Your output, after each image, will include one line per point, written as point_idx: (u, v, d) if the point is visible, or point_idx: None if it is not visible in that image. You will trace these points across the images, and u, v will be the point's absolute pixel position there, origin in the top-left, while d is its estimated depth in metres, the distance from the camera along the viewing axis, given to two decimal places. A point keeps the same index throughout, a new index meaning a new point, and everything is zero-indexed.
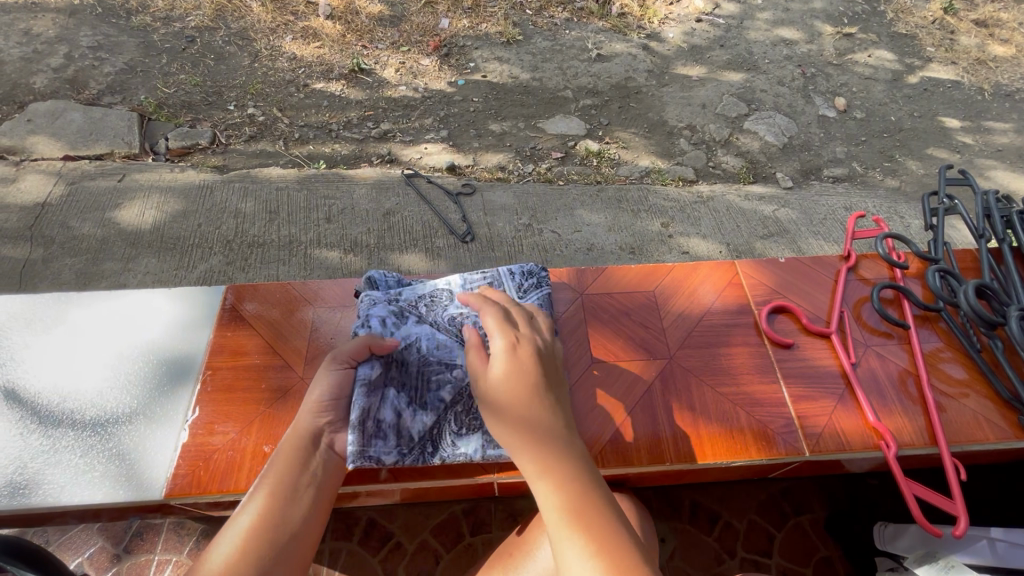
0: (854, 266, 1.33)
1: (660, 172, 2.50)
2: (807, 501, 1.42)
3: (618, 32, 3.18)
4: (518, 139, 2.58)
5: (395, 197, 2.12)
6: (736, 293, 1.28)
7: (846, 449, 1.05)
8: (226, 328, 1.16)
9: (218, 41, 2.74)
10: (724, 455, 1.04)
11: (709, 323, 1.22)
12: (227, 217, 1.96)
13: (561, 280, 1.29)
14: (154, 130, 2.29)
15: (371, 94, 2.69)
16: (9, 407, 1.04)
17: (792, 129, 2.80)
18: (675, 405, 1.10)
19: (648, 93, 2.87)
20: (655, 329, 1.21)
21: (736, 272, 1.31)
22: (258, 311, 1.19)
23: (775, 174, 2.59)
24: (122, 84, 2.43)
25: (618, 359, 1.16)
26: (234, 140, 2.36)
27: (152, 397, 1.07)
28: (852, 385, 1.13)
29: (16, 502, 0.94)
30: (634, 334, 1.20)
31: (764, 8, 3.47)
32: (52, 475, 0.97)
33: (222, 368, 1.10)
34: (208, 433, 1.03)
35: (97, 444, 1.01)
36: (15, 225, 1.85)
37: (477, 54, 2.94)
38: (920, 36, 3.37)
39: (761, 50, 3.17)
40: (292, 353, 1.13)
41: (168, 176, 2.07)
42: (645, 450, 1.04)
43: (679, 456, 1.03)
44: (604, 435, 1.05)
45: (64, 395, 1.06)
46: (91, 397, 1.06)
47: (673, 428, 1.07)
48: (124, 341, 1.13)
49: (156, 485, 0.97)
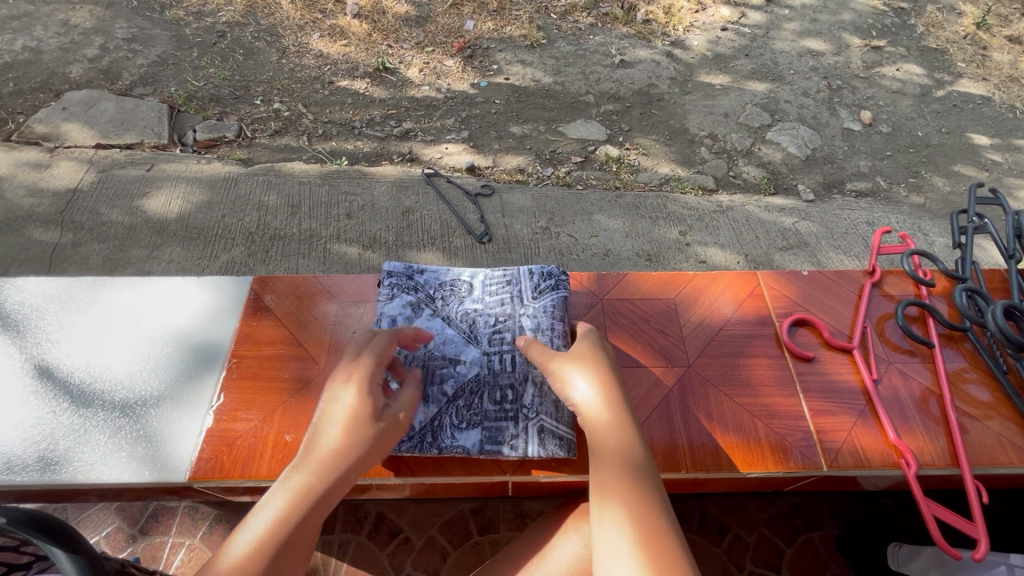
0: (878, 281, 1.31)
1: (680, 180, 2.49)
2: (818, 517, 1.40)
3: (642, 38, 3.18)
4: (538, 142, 2.59)
5: (414, 195, 2.14)
6: (757, 304, 1.27)
7: (865, 465, 1.04)
8: (252, 318, 1.18)
9: (247, 36, 2.80)
10: (741, 466, 1.03)
11: (729, 333, 1.22)
12: (250, 209, 1.99)
13: (581, 284, 1.29)
14: (183, 122, 2.34)
15: (394, 93, 2.72)
16: (42, 385, 1.07)
17: (815, 141, 2.77)
18: (693, 414, 1.09)
19: (671, 101, 2.86)
20: (675, 336, 1.21)
21: (758, 283, 1.30)
22: (284, 302, 1.21)
23: (797, 187, 2.56)
24: (154, 76, 2.48)
25: (637, 365, 1.16)
26: (260, 134, 2.40)
27: (179, 382, 1.09)
28: (873, 401, 1.11)
29: (47, 477, 0.97)
30: (654, 340, 1.20)
31: (791, 18, 3.44)
32: (81, 454, 1.00)
33: (247, 357, 1.13)
34: (232, 419, 1.05)
35: (127, 425, 1.03)
36: (47, 209, 1.90)
37: (501, 57, 2.96)
38: (951, 51, 3.32)
39: (787, 60, 3.14)
40: (315, 345, 1.15)
41: (195, 167, 2.12)
42: (661, 457, 1.04)
43: (697, 466, 1.03)
44: None
45: (95, 376, 1.09)
46: (121, 380, 1.09)
47: (690, 436, 1.06)
48: (156, 325, 1.16)
49: (180, 468, 0.99)
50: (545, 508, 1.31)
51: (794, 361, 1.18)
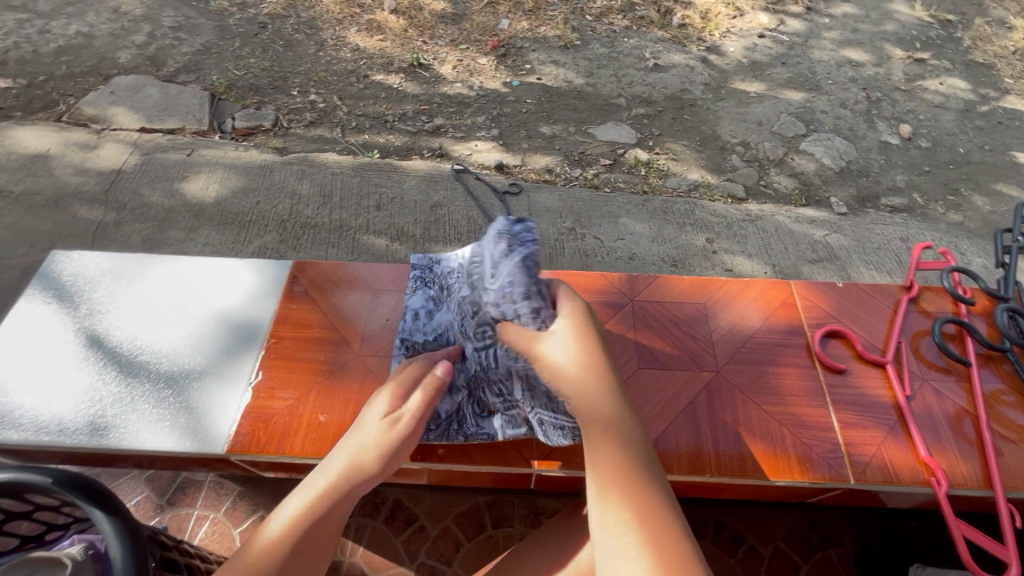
0: (916, 297, 1.29)
1: (709, 187, 2.46)
2: (836, 534, 1.38)
3: (677, 43, 3.15)
4: (567, 143, 2.59)
5: (443, 190, 2.16)
6: (789, 313, 1.26)
7: (894, 482, 1.02)
8: (292, 301, 1.22)
9: (288, 28, 2.86)
10: (767, 473, 1.02)
11: (759, 341, 1.21)
12: (284, 197, 2.04)
13: (612, 283, 1.29)
14: (223, 109, 2.41)
15: (427, 89, 2.75)
16: (92, 353, 1.11)
17: (851, 153, 2.71)
18: (720, 419, 1.09)
19: (704, 107, 2.83)
20: (704, 341, 1.20)
21: (790, 292, 1.29)
22: (323, 288, 1.24)
23: (829, 199, 2.52)
24: (197, 64, 2.56)
25: (665, 367, 1.16)
26: (295, 124, 2.46)
27: (221, 358, 1.13)
28: (906, 418, 1.09)
29: (95, 441, 1.01)
30: (682, 344, 1.19)
31: (831, 28, 3.37)
32: (125, 422, 1.04)
33: (285, 338, 1.16)
34: (269, 397, 1.08)
35: (170, 397, 1.08)
36: (93, 188, 1.97)
37: (534, 56, 2.97)
38: (998, 66, 3.22)
39: (825, 71, 3.08)
40: (350, 330, 1.18)
41: (233, 154, 2.18)
42: (686, 460, 1.03)
43: (721, 471, 1.02)
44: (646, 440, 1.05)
45: (142, 348, 1.13)
46: (166, 353, 1.13)
47: (716, 441, 1.06)
48: (200, 303, 1.20)
49: (220, 440, 1.03)
50: (559, 507, 1.31)
51: (825, 373, 1.16)
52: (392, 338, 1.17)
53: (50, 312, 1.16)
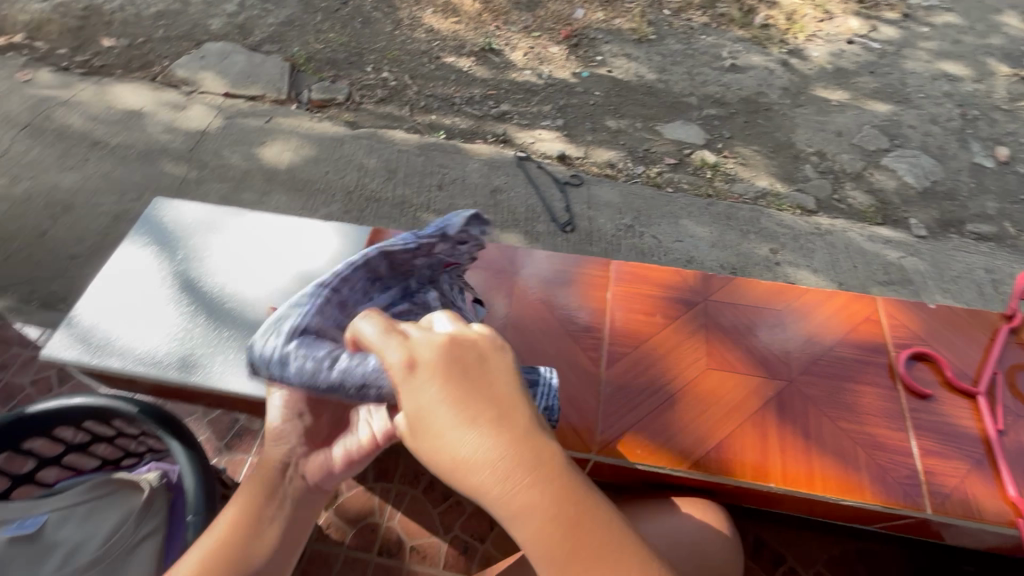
0: (1017, 328, 1.20)
1: (777, 196, 2.37)
2: (885, 568, 1.32)
3: (757, 43, 3.02)
4: (633, 139, 2.54)
5: (505, 175, 2.17)
6: (873, 329, 1.19)
7: (975, 519, 0.97)
8: None
9: (367, 6, 2.93)
10: (836, 491, 0.98)
11: (838, 355, 1.16)
12: (352, 170, 2.11)
13: (686, 280, 1.26)
14: (301, 81, 2.50)
15: (497, 74, 2.76)
16: (184, 294, 1.12)
17: (937, 173, 2.53)
18: (790, 430, 1.05)
19: (781, 112, 2.71)
20: (779, 349, 1.16)
21: (876, 309, 1.23)
22: None
23: (908, 220, 2.36)
24: (281, 36, 2.66)
25: (734, 371, 1.12)
26: (367, 100, 2.52)
27: None
28: (995, 455, 1.03)
29: (185, 377, 1.02)
30: (755, 349, 1.16)
31: (929, 37, 3.15)
32: (213, 362, 1.05)
33: None
34: None
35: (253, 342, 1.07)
36: (179, 146, 2.10)
37: (606, 48, 2.92)
38: None
39: (918, 82, 2.89)
40: None
41: (307, 124, 2.26)
42: (750, 467, 1.01)
43: (787, 482, 0.99)
44: (711, 441, 1.03)
45: (227, 293, 1.13)
46: (250, 300, 1.12)
47: (784, 452, 1.03)
48: (292, 259, 1.18)
49: None
50: None
51: (908, 396, 1.10)
52: None
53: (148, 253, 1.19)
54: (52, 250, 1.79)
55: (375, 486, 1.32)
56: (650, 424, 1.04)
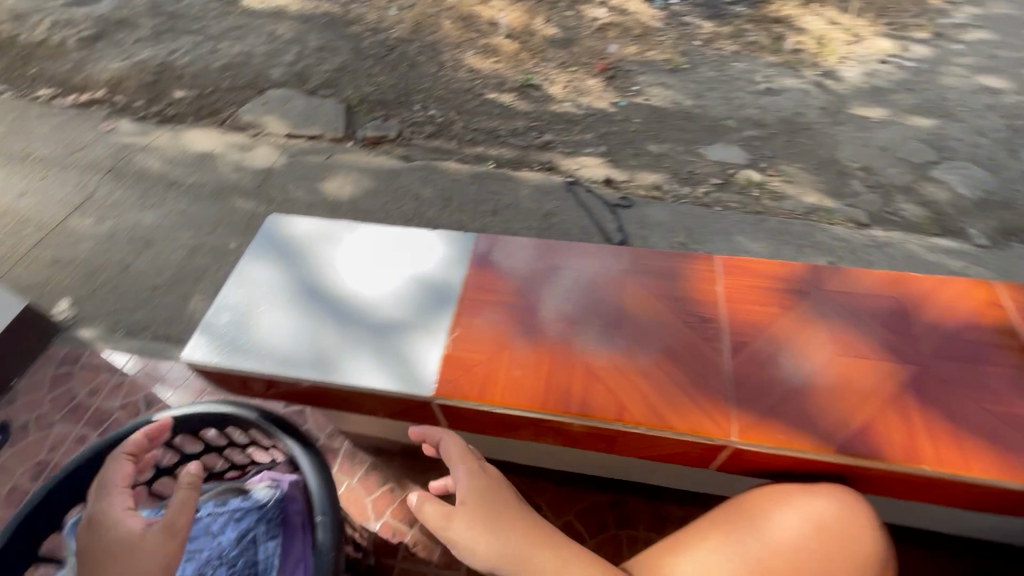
0: None
1: (827, 211, 2.35)
2: None
3: (789, 67, 3.08)
4: (676, 162, 2.58)
5: (555, 200, 2.23)
6: (995, 314, 1.10)
7: None
8: (482, 258, 1.12)
9: (412, 51, 3.09)
10: (991, 473, 0.89)
11: (967, 339, 1.06)
12: (408, 199, 2.20)
13: (796, 269, 1.17)
14: (356, 121, 2.64)
15: (538, 107, 2.86)
16: (309, 297, 1.06)
17: (991, 184, 2.48)
18: (933, 413, 0.96)
19: (820, 130, 2.71)
20: (902, 333, 1.07)
21: (992, 292, 1.14)
22: (507, 248, 1.14)
23: (966, 230, 2.31)
24: (335, 81, 2.83)
25: (862, 356, 1.03)
26: (417, 136, 2.64)
27: (425, 309, 1.04)
28: None
29: (318, 375, 0.95)
30: (881, 333, 1.06)
31: (960, 53, 3.15)
32: (348, 362, 0.97)
33: (476, 295, 1.06)
34: (464, 344, 0.99)
35: (380, 340, 1.00)
36: (248, 183, 2.22)
37: (641, 79, 3.03)
38: None
39: (956, 97, 2.87)
40: (536, 291, 1.07)
41: (364, 159, 2.38)
42: (898, 445, 0.92)
43: (939, 464, 0.90)
44: (852, 424, 0.94)
45: (351, 296, 1.06)
46: (374, 303, 1.06)
47: (929, 428, 0.94)
48: (410, 263, 1.11)
49: (429, 382, 0.94)
50: (688, 516, 1.27)
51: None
52: (579, 299, 1.06)
53: (263, 261, 1.12)
54: (135, 282, 1.88)
55: (457, 503, 1.31)
56: (788, 410, 0.95)
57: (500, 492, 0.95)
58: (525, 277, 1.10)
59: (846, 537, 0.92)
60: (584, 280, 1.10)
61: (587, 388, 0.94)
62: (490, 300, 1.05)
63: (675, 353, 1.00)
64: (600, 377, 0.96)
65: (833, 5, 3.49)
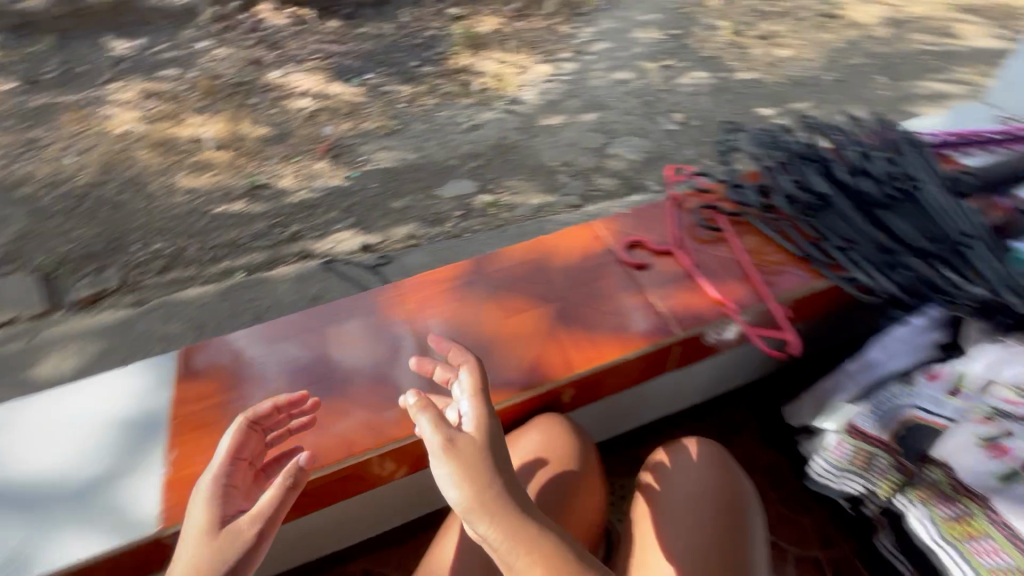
0: (680, 203, 1.58)
1: (550, 206, 2.82)
2: (732, 417, 1.57)
3: (481, 104, 3.59)
4: (422, 208, 2.80)
5: (317, 283, 2.25)
6: (598, 241, 1.48)
7: (702, 319, 1.29)
8: (183, 381, 1.26)
9: (109, 193, 2.79)
10: (616, 352, 1.24)
11: (585, 268, 1.42)
12: (154, 342, 2.01)
13: (462, 271, 1.45)
14: (62, 286, 2.33)
15: (274, 204, 2.82)
16: None
17: (648, 146, 3.24)
18: (574, 329, 1.29)
19: (523, 147, 3.22)
20: (543, 283, 1.40)
21: (596, 227, 1.53)
22: (208, 361, 1.29)
23: (647, 184, 2.99)
24: (17, 254, 2.46)
25: (519, 314, 1.34)
26: (146, 277, 2.39)
27: (122, 457, 1.14)
28: (694, 275, 1.38)
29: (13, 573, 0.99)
30: (530, 291, 1.38)
31: (598, 59, 4.00)
32: (50, 546, 1.03)
33: (185, 416, 1.20)
34: (185, 465, 1.12)
35: (80, 508, 1.07)
36: None
37: (363, 148, 3.22)
38: (722, 54, 4.02)
39: (606, 93, 3.66)
40: (250, 386, 1.25)
41: (87, 322, 2.14)
42: (560, 365, 1.23)
43: (583, 363, 1.23)
44: (525, 364, 1.24)
45: (33, 482, 1.11)
46: (61, 478, 1.12)
47: (573, 342, 1.27)
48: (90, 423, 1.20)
49: (144, 521, 1.05)
50: None
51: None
52: (291, 377, 1.26)
53: None
54: None
55: None
56: None
57: (482, 466, 0.88)
58: (238, 377, 1.27)
59: (566, 453, 1.17)
60: (305, 355, 1.30)
61: (319, 440, 1.14)
62: (208, 412, 1.21)
63: (387, 380, 1.24)
64: (327, 431, 1.15)
65: (498, 44, 4.13)
